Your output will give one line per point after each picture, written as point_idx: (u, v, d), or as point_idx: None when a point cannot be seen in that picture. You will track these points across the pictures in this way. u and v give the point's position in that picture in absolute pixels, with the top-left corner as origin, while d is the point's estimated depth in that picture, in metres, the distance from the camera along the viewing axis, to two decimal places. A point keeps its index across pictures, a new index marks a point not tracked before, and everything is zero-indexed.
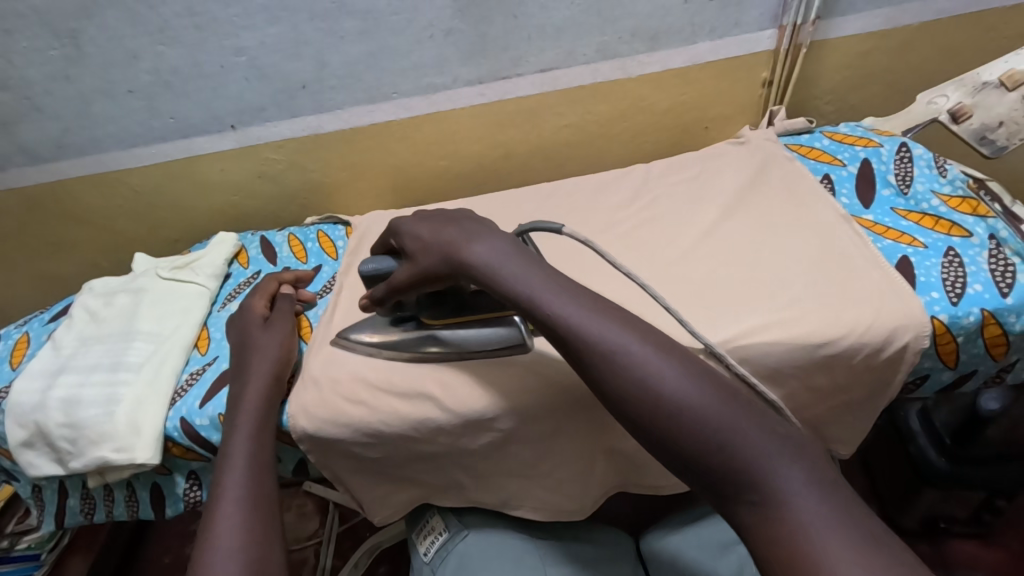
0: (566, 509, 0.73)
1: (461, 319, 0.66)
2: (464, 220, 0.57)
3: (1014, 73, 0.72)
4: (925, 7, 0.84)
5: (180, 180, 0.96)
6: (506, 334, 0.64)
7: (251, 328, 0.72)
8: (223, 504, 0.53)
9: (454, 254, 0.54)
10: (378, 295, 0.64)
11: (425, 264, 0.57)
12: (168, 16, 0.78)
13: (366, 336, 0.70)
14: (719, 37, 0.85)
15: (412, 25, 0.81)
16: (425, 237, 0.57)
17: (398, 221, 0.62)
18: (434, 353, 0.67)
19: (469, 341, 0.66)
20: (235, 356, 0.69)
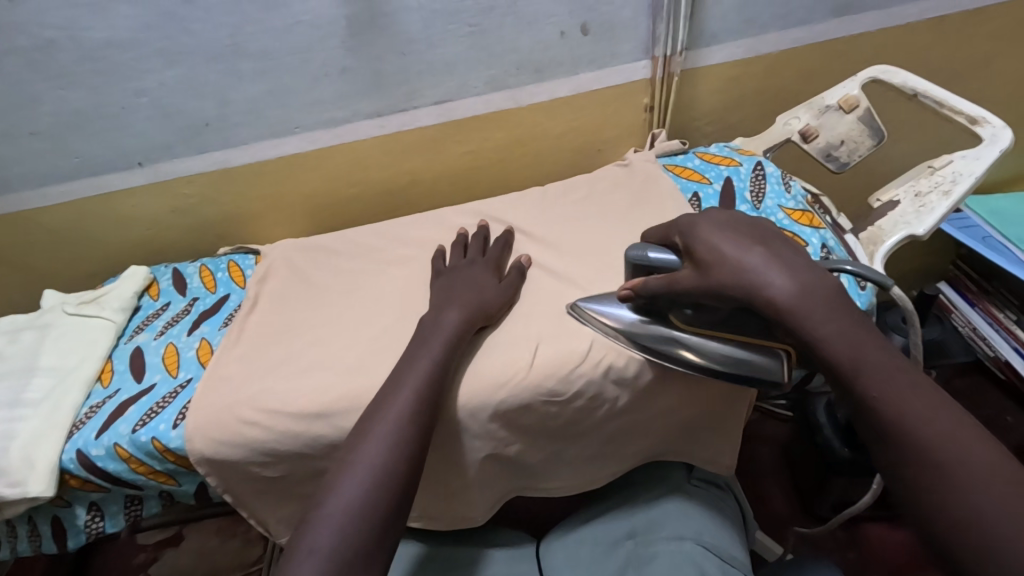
0: (463, 515, 0.77)
1: (717, 333, 0.60)
2: (772, 246, 0.51)
3: (849, 97, 0.81)
4: (780, 38, 0.93)
5: (93, 216, 0.98)
6: (765, 365, 0.58)
7: (470, 269, 0.77)
8: (376, 436, 0.57)
9: (751, 282, 0.48)
10: (651, 286, 0.59)
11: (714, 279, 0.51)
12: (66, 61, 0.81)
13: (608, 315, 0.67)
14: (598, 68, 0.92)
15: (307, 64, 0.86)
16: (724, 251, 0.51)
17: (689, 224, 0.57)
18: (672, 354, 0.63)
19: (716, 354, 0.60)
20: (456, 285, 0.75)
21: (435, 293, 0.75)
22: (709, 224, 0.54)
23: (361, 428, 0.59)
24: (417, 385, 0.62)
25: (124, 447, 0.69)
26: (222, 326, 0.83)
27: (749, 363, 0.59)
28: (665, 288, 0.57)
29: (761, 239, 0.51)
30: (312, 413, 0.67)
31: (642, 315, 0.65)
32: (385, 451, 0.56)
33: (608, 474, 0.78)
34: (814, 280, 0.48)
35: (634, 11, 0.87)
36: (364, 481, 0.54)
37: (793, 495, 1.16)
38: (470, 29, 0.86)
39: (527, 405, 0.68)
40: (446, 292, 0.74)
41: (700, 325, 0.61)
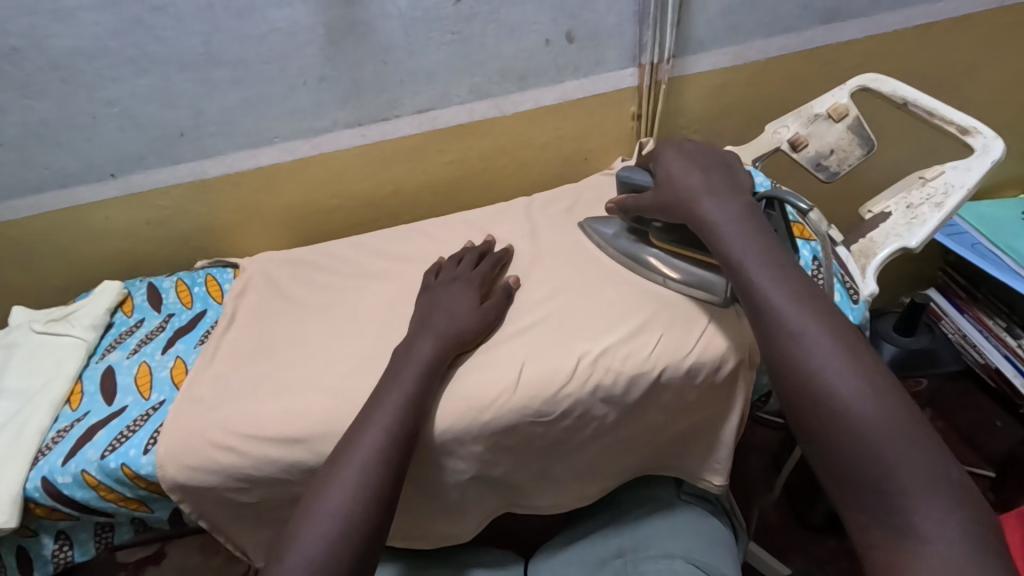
0: (447, 535, 0.75)
1: (681, 251, 0.71)
2: (712, 172, 0.65)
3: (839, 106, 0.80)
4: (768, 45, 0.92)
5: (64, 228, 0.95)
6: (710, 278, 0.68)
7: (448, 287, 0.75)
8: (345, 469, 0.57)
9: (688, 199, 0.64)
10: (625, 202, 0.75)
11: (662, 196, 0.68)
12: (31, 70, 0.78)
13: (604, 230, 0.80)
14: (584, 76, 0.91)
15: (284, 73, 0.83)
16: (673, 173, 0.67)
17: (663, 154, 0.71)
18: (642, 265, 0.75)
19: (674, 267, 0.71)
20: (432, 305, 0.72)
21: (414, 321, 0.72)
22: (673, 149, 0.70)
23: (328, 472, 0.58)
24: (386, 423, 0.60)
25: (93, 474, 0.66)
26: (196, 345, 0.80)
27: (697, 279, 0.69)
28: (634, 205, 0.73)
29: (710, 167, 0.66)
30: (289, 437, 0.65)
31: (633, 234, 0.78)
32: (352, 495, 0.56)
33: (596, 492, 0.76)
34: (739, 206, 0.61)
35: (619, 18, 0.86)
36: (330, 518, 0.55)
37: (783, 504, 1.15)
38: (452, 37, 0.84)
39: (512, 425, 0.66)
40: (424, 313, 0.72)
41: (669, 243, 0.72)
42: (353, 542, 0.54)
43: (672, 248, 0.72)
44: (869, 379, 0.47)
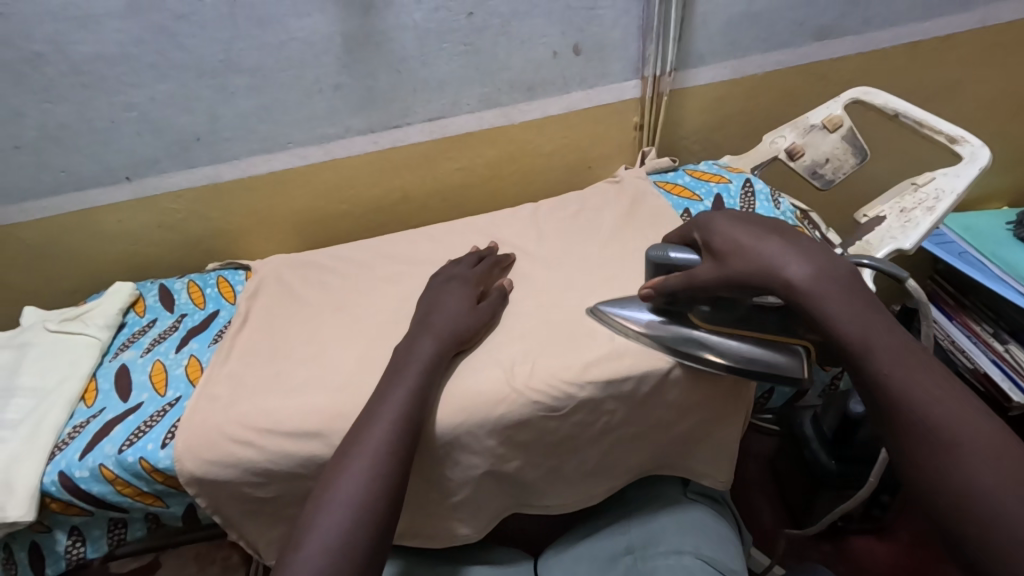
0: (462, 534, 0.75)
1: (739, 331, 0.65)
2: (787, 235, 0.55)
3: (833, 117, 0.84)
4: (765, 60, 0.96)
5: (76, 231, 0.96)
6: (784, 361, 0.63)
7: (444, 290, 0.75)
8: (355, 461, 0.57)
9: (770, 267, 0.52)
10: (669, 285, 0.62)
11: (732, 269, 0.54)
12: (53, 75, 0.80)
13: (629, 317, 0.70)
14: (589, 87, 0.94)
15: (300, 80, 0.86)
16: (744, 242, 0.55)
17: (714, 220, 0.59)
18: (694, 353, 0.66)
19: (739, 352, 0.64)
20: (430, 308, 0.73)
21: (413, 320, 0.73)
22: (725, 221, 0.58)
23: (339, 461, 0.58)
24: (393, 416, 0.60)
25: (110, 469, 0.66)
26: (211, 344, 0.81)
27: (769, 361, 0.64)
28: (684, 284, 0.60)
29: (778, 232, 0.55)
30: (307, 431, 0.66)
31: (664, 316, 0.69)
32: (362, 486, 0.56)
33: (604, 488, 0.78)
34: (837, 273, 0.51)
35: (624, 32, 0.89)
36: (340, 516, 0.54)
37: (782, 508, 1.16)
38: (464, 48, 0.87)
39: (525, 420, 0.67)
40: (422, 316, 0.72)
41: (723, 325, 0.65)
42: (362, 540, 0.53)
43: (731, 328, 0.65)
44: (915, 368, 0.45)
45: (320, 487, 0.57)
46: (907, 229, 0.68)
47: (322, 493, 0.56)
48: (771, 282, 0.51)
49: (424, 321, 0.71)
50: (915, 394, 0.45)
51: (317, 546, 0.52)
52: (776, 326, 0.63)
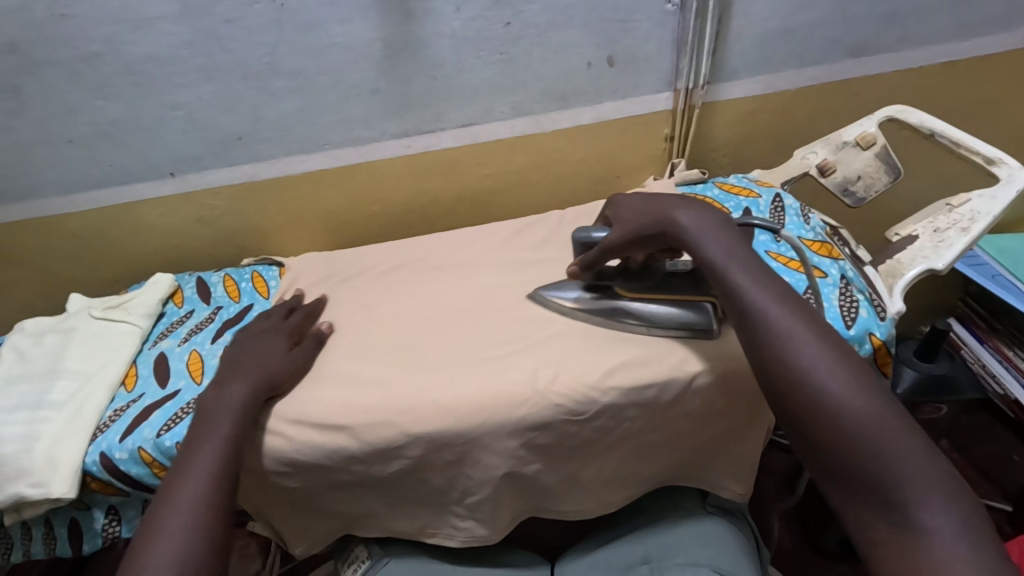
0: (479, 535, 0.76)
1: (653, 294, 0.73)
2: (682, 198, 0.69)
3: (866, 134, 0.83)
4: (798, 75, 0.96)
5: (119, 223, 1.00)
6: (695, 315, 0.70)
7: (263, 339, 0.75)
8: (171, 521, 0.55)
9: (664, 220, 0.66)
10: (589, 260, 0.74)
11: (631, 226, 0.69)
12: (108, 74, 0.84)
13: (562, 295, 0.78)
14: (621, 98, 0.95)
15: (339, 84, 0.88)
16: (637, 207, 0.71)
17: (619, 197, 0.75)
18: (617, 318, 0.74)
19: (655, 313, 0.72)
20: (234, 358, 0.72)
21: (222, 366, 0.72)
22: (619, 196, 0.75)
23: (153, 522, 0.56)
24: (222, 443, 0.62)
25: (149, 451, 0.69)
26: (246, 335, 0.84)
27: (682, 316, 0.71)
28: (599, 254, 0.72)
29: (661, 199, 0.69)
30: (335, 424, 0.68)
31: (591, 292, 0.77)
32: (183, 542, 0.54)
33: (620, 497, 0.78)
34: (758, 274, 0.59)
35: (657, 45, 0.90)
36: (183, 522, 0.55)
37: (798, 527, 1.16)
38: (499, 57, 0.89)
39: (546, 423, 0.69)
40: (223, 369, 0.71)
41: (640, 291, 0.74)
42: (202, 548, 0.54)
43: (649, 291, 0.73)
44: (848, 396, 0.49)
45: (133, 548, 0.54)
46: (939, 249, 0.68)
47: (141, 551, 0.53)
48: (670, 231, 0.66)
49: (234, 365, 0.72)
50: (850, 420, 0.47)
51: (169, 553, 0.52)
52: (689, 287, 0.72)
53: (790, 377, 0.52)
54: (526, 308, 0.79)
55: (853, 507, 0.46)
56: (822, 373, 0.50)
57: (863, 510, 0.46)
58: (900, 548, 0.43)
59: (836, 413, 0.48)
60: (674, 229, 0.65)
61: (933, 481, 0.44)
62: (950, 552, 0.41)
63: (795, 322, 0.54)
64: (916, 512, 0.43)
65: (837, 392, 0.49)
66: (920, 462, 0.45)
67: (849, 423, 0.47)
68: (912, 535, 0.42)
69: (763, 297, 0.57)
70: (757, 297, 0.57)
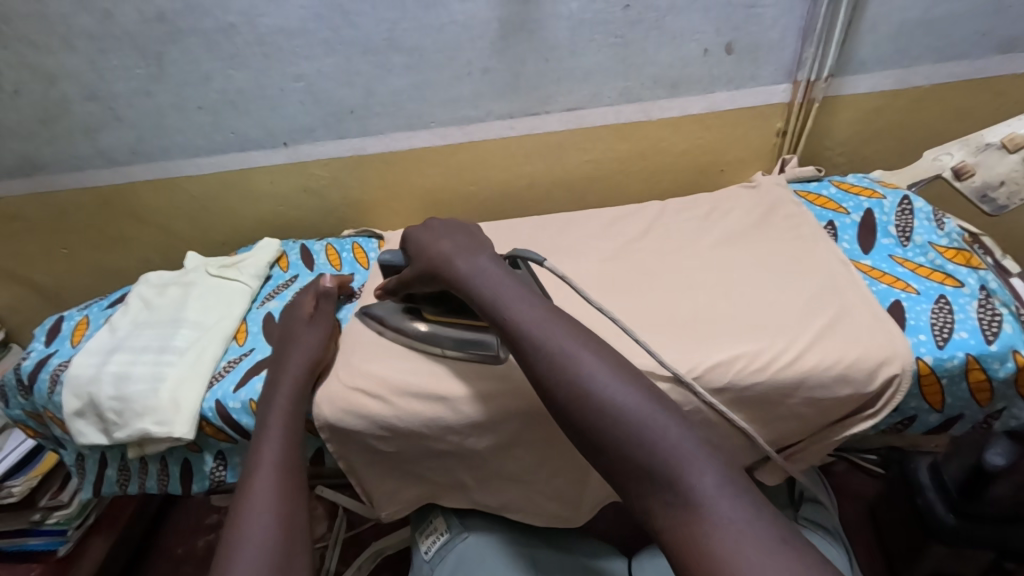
0: (562, 515, 0.78)
1: (452, 319, 0.72)
2: (456, 237, 0.69)
3: (1015, 136, 0.76)
4: (936, 70, 0.89)
5: (233, 189, 1.06)
6: (481, 337, 0.70)
7: (296, 323, 0.80)
8: (252, 514, 0.56)
9: (445, 263, 0.66)
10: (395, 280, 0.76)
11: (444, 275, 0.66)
12: (240, 44, 0.88)
13: (373, 314, 0.79)
14: (735, 89, 0.92)
15: (453, 62, 0.90)
16: (425, 244, 0.70)
17: (414, 229, 0.74)
18: (422, 339, 0.74)
19: (450, 334, 0.72)
20: (279, 347, 0.77)
21: (276, 339, 0.79)
22: (430, 222, 0.74)
23: (238, 517, 0.56)
24: (286, 412, 0.68)
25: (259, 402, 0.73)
26: (348, 301, 0.88)
27: (473, 336, 0.70)
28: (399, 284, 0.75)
29: (452, 235, 0.70)
30: (435, 393, 0.69)
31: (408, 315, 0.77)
32: (275, 532, 0.55)
33: None
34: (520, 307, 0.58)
35: (782, 33, 0.86)
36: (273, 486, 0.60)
37: (880, 559, 1.14)
38: (615, 41, 0.87)
39: None
40: (276, 354, 0.76)
41: (440, 314, 0.73)
42: (292, 503, 0.59)
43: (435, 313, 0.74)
44: (610, 391, 0.50)
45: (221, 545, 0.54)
46: None
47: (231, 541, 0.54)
48: (447, 275, 0.65)
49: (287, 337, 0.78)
50: (619, 416, 0.49)
51: (262, 509, 0.57)
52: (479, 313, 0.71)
53: (553, 379, 0.53)
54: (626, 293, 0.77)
55: (643, 497, 0.46)
56: (590, 370, 0.51)
57: (642, 492, 0.47)
58: (678, 524, 0.43)
59: (596, 406, 0.50)
60: (449, 268, 0.65)
61: (695, 448, 0.46)
62: (722, 514, 0.42)
63: (542, 321, 0.56)
64: (688, 485, 0.44)
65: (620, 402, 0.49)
66: (686, 448, 0.46)
67: (611, 415, 0.49)
68: (692, 515, 0.43)
69: (507, 299, 0.59)
70: (506, 300, 0.59)
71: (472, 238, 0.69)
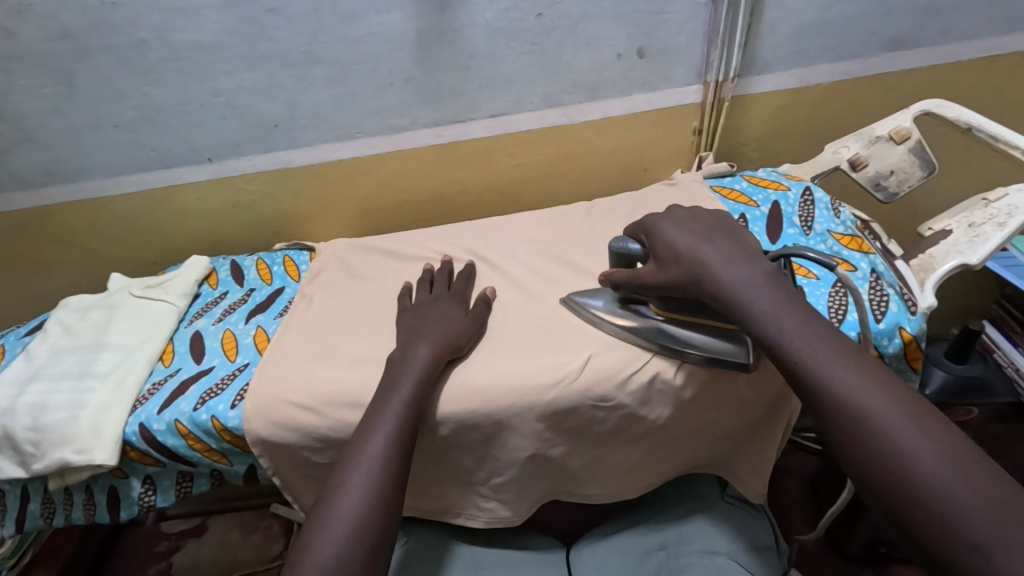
0: (502, 516, 0.77)
1: (687, 321, 0.66)
2: (718, 240, 0.59)
3: (901, 129, 0.82)
4: (833, 69, 0.95)
5: (159, 206, 1.03)
6: (728, 349, 0.64)
7: (450, 308, 0.75)
8: (331, 517, 0.52)
9: (702, 274, 0.56)
10: (620, 277, 0.67)
11: (671, 273, 0.60)
12: (155, 61, 0.87)
13: (592, 304, 0.73)
14: (651, 91, 0.96)
15: (375, 73, 0.90)
16: (678, 246, 0.60)
17: (654, 219, 0.65)
18: (653, 344, 0.67)
19: (686, 340, 0.65)
20: (416, 326, 0.72)
21: (402, 330, 0.73)
22: (665, 216, 0.64)
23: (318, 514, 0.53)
24: (398, 409, 0.61)
25: (184, 424, 0.72)
26: (279, 314, 0.87)
27: (713, 346, 0.64)
28: (629, 282, 0.66)
29: (711, 233, 0.60)
30: (363, 402, 0.68)
31: (625, 305, 0.71)
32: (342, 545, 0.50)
33: (645, 483, 0.78)
34: (764, 272, 0.55)
35: (689, 38, 0.90)
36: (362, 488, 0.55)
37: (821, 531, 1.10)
38: (531, 48, 0.90)
39: (573, 408, 0.68)
40: (411, 333, 0.71)
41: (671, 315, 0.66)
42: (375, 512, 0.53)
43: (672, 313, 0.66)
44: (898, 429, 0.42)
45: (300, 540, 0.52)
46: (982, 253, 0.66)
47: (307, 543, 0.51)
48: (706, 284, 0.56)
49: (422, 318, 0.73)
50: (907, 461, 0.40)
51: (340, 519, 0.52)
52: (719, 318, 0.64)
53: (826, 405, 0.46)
54: (552, 291, 0.80)
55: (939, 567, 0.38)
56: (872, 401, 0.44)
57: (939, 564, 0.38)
58: None
59: (886, 442, 0.42)
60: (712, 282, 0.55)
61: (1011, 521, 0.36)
62: None
63: (822, 343, 0.48)
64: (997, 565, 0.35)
65: (929, 462, 0.40)
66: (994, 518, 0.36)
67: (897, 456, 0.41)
68: None
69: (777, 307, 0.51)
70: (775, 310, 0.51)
71: (739, 240, 0.59)
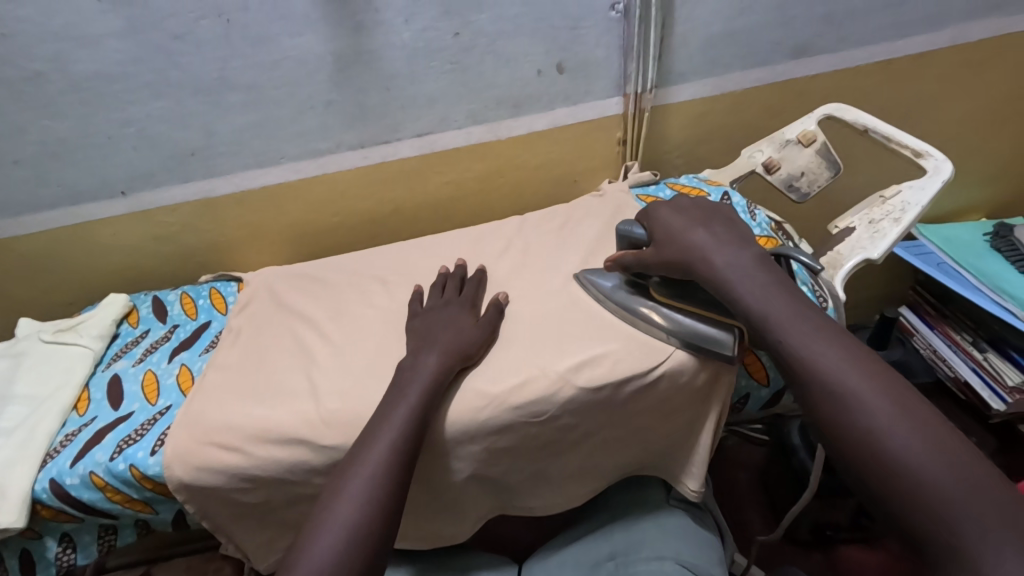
0: (443, 534, 0.77)
1: (682, 305, 0.68)
2: (712, 225, 0.66)
3: (807, 133, 0.86)
4: (744, 76, 0.99)
5: (70, 244, 0.98)
6: (717, 338, 0.65)
7: (461, 315, 0.74)
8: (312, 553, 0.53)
9: (695, 254, 0.63)
10: (627, 258, 0.71)
11: (668, 253, 0.66)
12: (54, 93, 0.82)
13: (599, 282, 0.76)
14: (573, 104, 0.97)
15: (293, 98, 0.89)
16: (676, 230, 0.67)
17: (659, 209, 0.72)
18: (648, 320, 0.69)
19: (678, 322, 0.68)
20: (424, 334, 0.72)
21: (413, 334, 0.73)
22: (671, 210, 0.71)
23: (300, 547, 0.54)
24: (392, 434, 0.61)
25: (100, 476, 0.68)
26: (204, 350, 0.83)
27: (704, 335, 0.66)
28: (635, 262, 0.70)
29: (712, 222, 0.67)
30: (289, 438, 0.66)
31: (629, 286, 0.73)
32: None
33: (589, 490, 0.78)
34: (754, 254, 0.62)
35: (606, 51, 0.92)
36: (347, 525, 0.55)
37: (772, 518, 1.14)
38: (451, 66, 0.90)
39: (508, 426, 0.67)
40: (422, 340, 0.71)
41: (670, 296, 0.69)
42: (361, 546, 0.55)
43: (668, 296, 0.69)
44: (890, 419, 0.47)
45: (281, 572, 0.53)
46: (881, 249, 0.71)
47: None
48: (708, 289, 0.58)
49: (432, 326, 0.73)
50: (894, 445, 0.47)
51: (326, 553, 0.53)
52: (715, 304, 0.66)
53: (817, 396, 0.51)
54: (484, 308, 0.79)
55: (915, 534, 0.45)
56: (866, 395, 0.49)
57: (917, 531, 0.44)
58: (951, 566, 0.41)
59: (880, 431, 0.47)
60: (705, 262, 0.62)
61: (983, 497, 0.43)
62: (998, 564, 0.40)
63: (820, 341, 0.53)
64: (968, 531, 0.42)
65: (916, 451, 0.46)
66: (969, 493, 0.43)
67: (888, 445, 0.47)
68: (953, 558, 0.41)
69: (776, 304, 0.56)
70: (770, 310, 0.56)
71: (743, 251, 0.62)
